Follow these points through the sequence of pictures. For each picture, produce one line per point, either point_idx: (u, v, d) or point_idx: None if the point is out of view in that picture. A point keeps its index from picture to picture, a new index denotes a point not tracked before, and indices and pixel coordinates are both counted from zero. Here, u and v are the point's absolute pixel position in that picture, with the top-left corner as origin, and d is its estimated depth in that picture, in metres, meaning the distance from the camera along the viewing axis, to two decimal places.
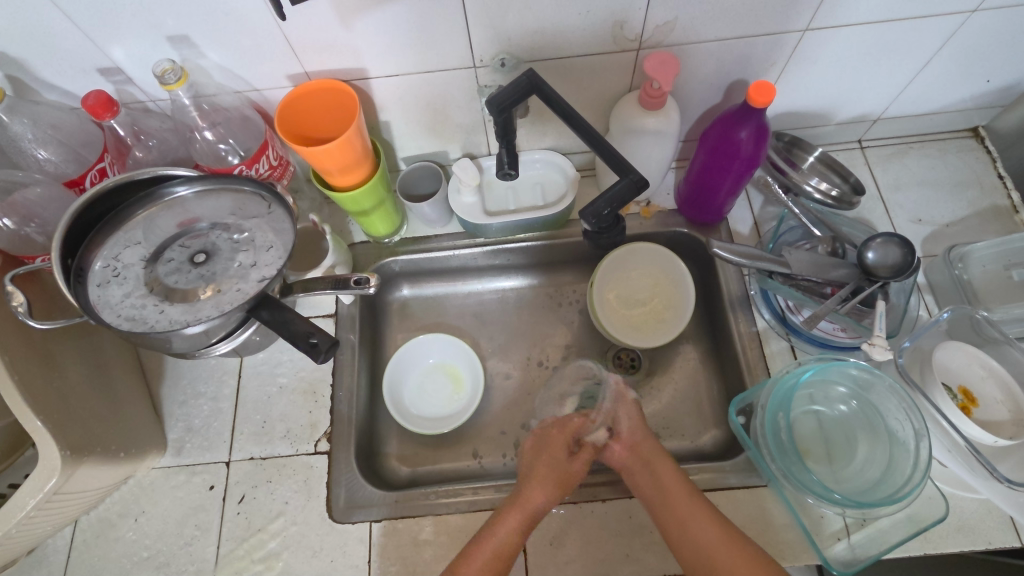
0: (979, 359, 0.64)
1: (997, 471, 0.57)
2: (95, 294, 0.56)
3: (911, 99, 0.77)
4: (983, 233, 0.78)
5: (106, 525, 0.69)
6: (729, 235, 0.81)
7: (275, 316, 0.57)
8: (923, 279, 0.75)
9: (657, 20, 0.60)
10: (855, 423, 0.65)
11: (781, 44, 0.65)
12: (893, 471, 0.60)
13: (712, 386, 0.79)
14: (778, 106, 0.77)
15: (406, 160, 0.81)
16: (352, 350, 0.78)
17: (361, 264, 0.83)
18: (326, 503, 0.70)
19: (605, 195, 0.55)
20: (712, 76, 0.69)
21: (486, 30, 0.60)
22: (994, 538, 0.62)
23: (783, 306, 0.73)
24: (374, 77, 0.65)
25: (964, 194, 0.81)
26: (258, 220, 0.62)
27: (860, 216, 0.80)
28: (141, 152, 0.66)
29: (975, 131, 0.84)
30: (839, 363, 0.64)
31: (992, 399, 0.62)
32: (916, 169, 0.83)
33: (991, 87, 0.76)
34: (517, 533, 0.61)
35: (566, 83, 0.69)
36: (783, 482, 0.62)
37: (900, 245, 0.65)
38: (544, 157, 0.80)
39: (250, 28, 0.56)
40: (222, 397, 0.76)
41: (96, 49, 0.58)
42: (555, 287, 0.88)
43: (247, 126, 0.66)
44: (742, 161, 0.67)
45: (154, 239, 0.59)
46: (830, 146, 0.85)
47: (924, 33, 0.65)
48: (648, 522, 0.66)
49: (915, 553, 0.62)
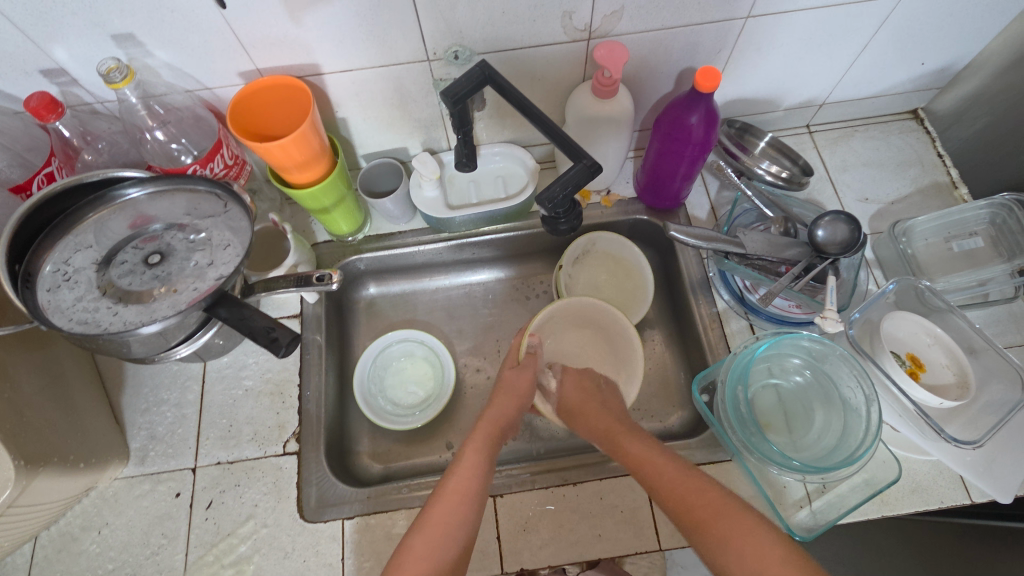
0: (925, 326, 0.66)
1: (945, 431, 0.59)
2: (45, 298, 0.54)
3: (852, 84, 0.81)
4: (925, 209, 0.82)
5: (68, 539, 0.68)
6: (688, 219, 0.83)
7: (233, 313, 0.56)
8: (871, 255, 0.79)
9: (604, 10, 0.61)
10: (811, 393, 0.68)
11: (725, 32, 0.67)
12: (848, 436, 0.62)
13: (677, 367, 0.81)
14: (728, 93, 0.79)
15: (366, 157, 0.82)
16: (319, 349, 0.78)
17: (325, 263, 0.83)
18: (297, 504, 0.69)
19: (559, 180, 0.56)
20: (662, 65, 0.71)
21: (437, 23, 0.60)
22: (946, 497, 0.65)
23: (741, 286, 0.75)
24: (328, 72, 0.65)
25: (907, 172, 0.84)
26: (215, 219, 0.61)
27: (810, 197, 0.83)
28: (91, 155, 0.66)
29: (915, 113, 0.89)
30: (792, 336, 0.67)
31: (937, 364, 0.65)
32: (861, 150, 0.86)
33: (926, 70, 0.79)
34: (480, 458, 0.61)
35: (521, 74, 0.70)
36: (745, 454, 0.64)
37: (848, 223, 0.68)
38: (504, 150, 0.80)
39: (198, 25, 0.56)
40: (186, 403, 0.75)
41: (39, 51, 0.56)
42: (522, 278, 0.89)
43: (200, 126, 0.66)
44: (695, 146, 0.69)
45: (106, 242, 0.58)
46: (780, 131, 0.89)
47: (860, 18, 0.68)
48: (620, 503, 0.68)
49: (873, 516, 0.64)
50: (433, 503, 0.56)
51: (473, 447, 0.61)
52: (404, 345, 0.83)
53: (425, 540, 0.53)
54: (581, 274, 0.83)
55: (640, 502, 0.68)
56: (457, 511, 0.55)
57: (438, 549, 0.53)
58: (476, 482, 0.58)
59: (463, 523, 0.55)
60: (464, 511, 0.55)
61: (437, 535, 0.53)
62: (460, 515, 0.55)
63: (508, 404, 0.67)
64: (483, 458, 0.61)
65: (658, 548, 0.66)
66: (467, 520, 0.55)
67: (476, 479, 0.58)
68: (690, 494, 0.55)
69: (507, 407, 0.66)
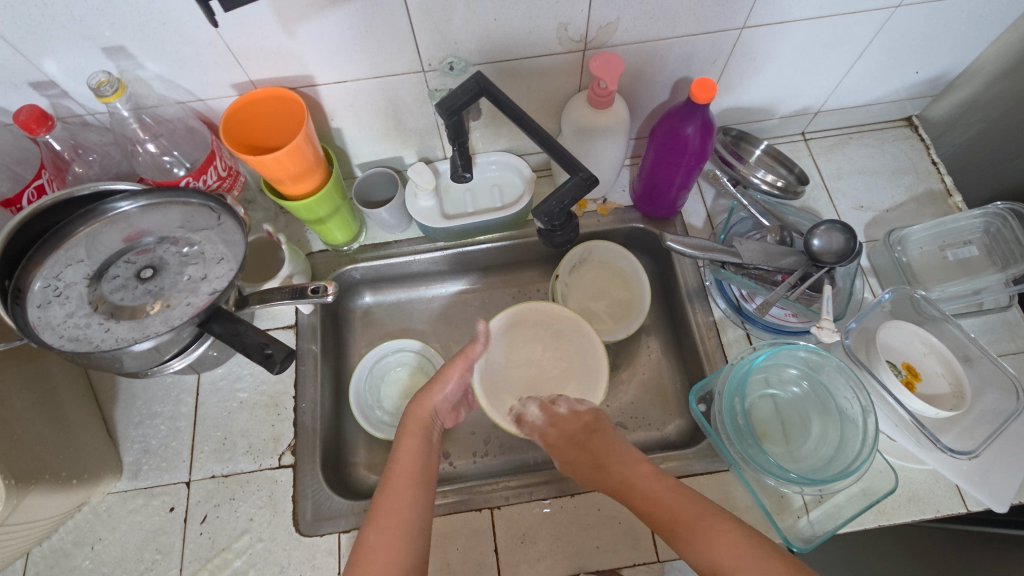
0: (920, 336, 0.67)
1: (941, 442, 0.59)
2: (36, 315, 0.54)
3: (847, 92, 0.81)
4: (920, 217, 0.82)
5: (60, 555, 0.67)
6: (684, 228, 0.83)
7: (227, 328, 0.56)
8: (867, 263, 0.79)
9: (600, 21, 0.61)
10: (808, 403, 0.68)
11: (721, 42, 0.67)
12: (845, 447, 0.62)
13: (674, 376, 0.81)
14: (724, 102, 0.79)
15: (361, 166, 0.81)
16: (314, 360, 0.77)
17: (320, 273, 0.82)
18: (293, 517, 0.69)
19: (555, 194, 0.56)
20: (658, 74, 0.71)
21: (432, 34, 0.60)
22: (942, 506, 0.65)
23: (738, 295, 0.75)
24: (322, 83, 0.64)
25: (902, 179, 0.85)
26: (208, 233, 0.61)
27: (805, 206, 0.83)
28: (82, 168, 0.65)
29: (909, 120, 0.89)
30: (789, 346, 0.67)
31: (933, 373, 0.65)
32: (856, 158, 0.87)
33: (921, 78, 0.80)
34: (419, 447, 0.61)
35: (516, 85, 0.70)
36: (742, 466, 0.64)
37: (844, 231, 0.67)
38: (500, 159, 0.80)
39: (190, 38, 0.56)
40: (179, 415, 0.74)
41: (28, 64, 0.56)
42: (518, 287, 0.89)
43: (193, 137, 0.65)
44: (691, 156, 0.69)
45: (97, 257, 0.58)
46: (775, 139, 0.89)
47: (854, 28, 0.68)
48: (618, 514, 0.67)
49: (870, 525, 0.64)
50: (383, 488, 0.56)
51: (411, 433, 0.62)
52: (400, 355, 0.83)
53: (378, 536, 0.52)
54: (578, 282, 0.83)
55: (638, 513, 0.67)
56: (406, 501, 0.55)
57: (394, 540, 0.52)
58: (421, 463, 0.59)
59: (413, 508, 0.55)
60: (414, 500, 0.56)
61: (389, 529, 0.53)
62: (416, 496, 0.56)
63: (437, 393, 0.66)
64: (419, 443, 0.62)
65: (656, 560, 0.65)
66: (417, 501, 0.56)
67: (420, 463, 0.59)
68: (675, 502, 0.53)
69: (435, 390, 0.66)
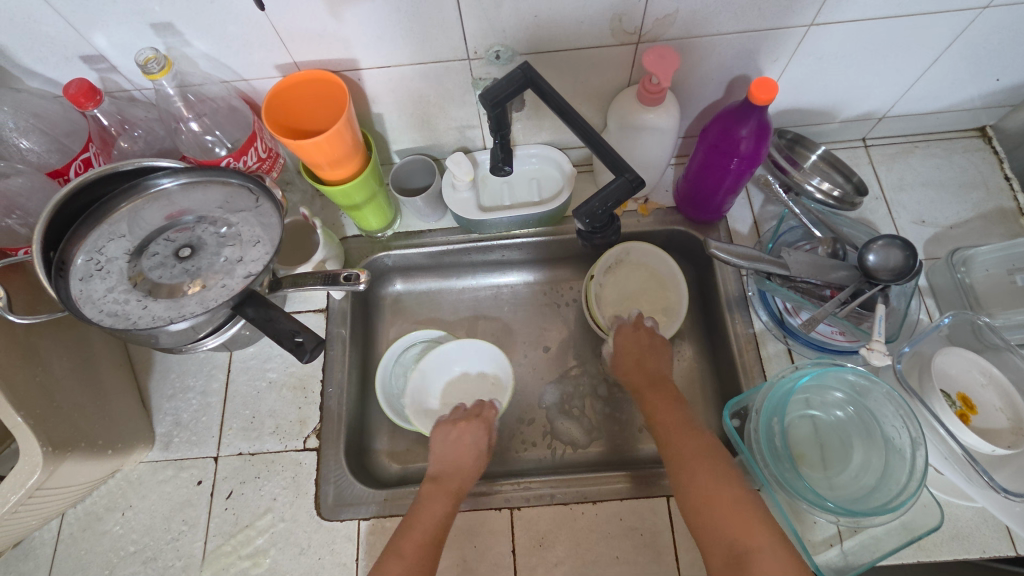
0: (979, 364, 0.62)
1: (994, 481, 0.55)
2: (78, 288, 0.54)
3: (918, 98, 0.75)
4: (987, 236, 0.76)
5: (93, 519, 0.69)
6: (728, 233, 0.80)
7: (260, 312, 0.56)
8: (924, 282, 0.74)
9: (657, 13, 0.58)
10: (851, 428, 0.64)
11: (784, 39, 0.63)
12: (888, 478, 0.59)
13: (708, 387, 0.78)
14: (781, 103, 0.75)
15: (400, 153, 0.80)
16: (343, 344, 0.77)
17: (352, 258, 0.82)
18: (315, 500, 0.69)
19: (598, 194, 0.54)
20: (713, 71, 0.67)
21: (480, 21, 0.58)
22: (989, 547, 0.61)
23: (781, 308, 0.72)
24: (365, 68, 0.63)
25: (969, 195, 0.79)
26: (246, 214, 0.61)
27: (861, 217, 0.78)
28: (127, 143, 0.65)
29: (982, 130, 0.83)
30: (836, 368, 0.63)
31: (991, 406, 0.61)
32: (920, 169, 0.81)
33: (1000, 86, 0.74)
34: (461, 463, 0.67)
35: (563, 76, 0.67)
36: (776, 488, 0.61)
37: (903, 248, 0.63)
38: (541, 152, 0.78)
39: (235, 17, 0.55)
40: (211, 391, 0.75)
41: (79, 37, 0.56)
42: (552, 284, 0.87)
43: (235, 117, 0.65)
44: (742, 159, 0.66)
45: (138, 233, 0.58)
46: (832, 144, 0.84)
47: (933, 30, 0.63)
48: (640, 525, 0.66)
49: (908, 561, 0.61)
50: (396, 554, 0.58)
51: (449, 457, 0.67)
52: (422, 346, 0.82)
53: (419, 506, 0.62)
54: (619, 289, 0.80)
55: (661, 526, 0.66)
56: (417, 533, 0.59)
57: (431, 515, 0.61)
58: (429, 537, 0.59)
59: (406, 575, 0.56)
60: (412, 566, 0.57)
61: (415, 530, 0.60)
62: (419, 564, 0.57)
63: (468, 455, 0.67)
64: (439, 512, 0.62)
65: None
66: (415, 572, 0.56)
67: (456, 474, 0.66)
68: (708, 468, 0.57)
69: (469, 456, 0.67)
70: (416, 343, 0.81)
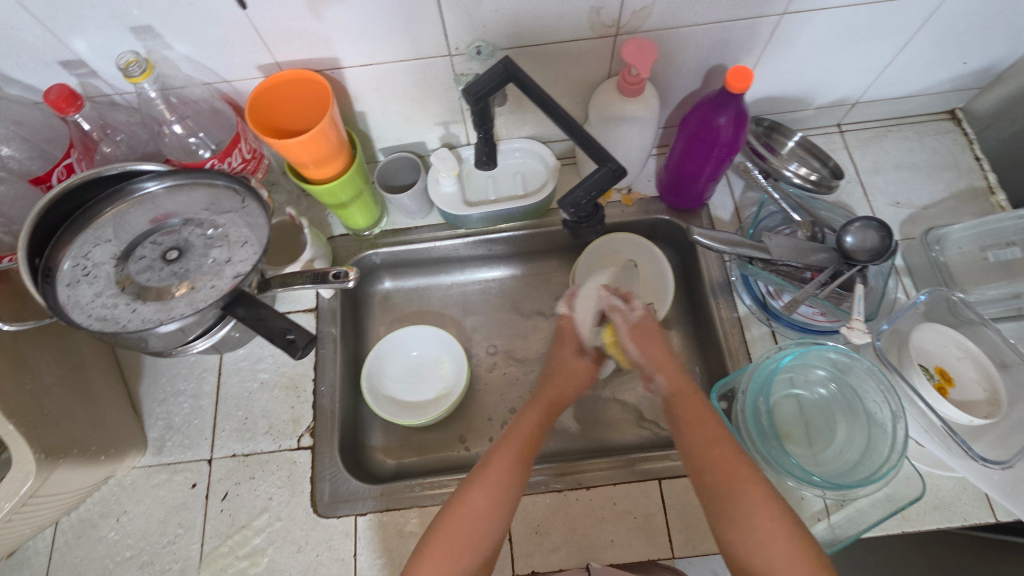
0: (955, 340, 0.64)
1: (972, 450, 0.57)
2: (65, 294, 0.54)
3: (889, 83, 0.77)
4: (959, 216, 0.79)
5: (87, 526, 0.69)
6: (710, 221, 0.81)
7: (250, 312, 0.56)
8: (901, 262, 0.76)
9: (633, 6, 0.59)
10: (835, 405, 0.66)
11: (758, 29, 0.64)
12: (871, 452, 0.61)
13: (695, 371, 0.79)
14: (757, 91, 0.76)
15: (384, 151, 0.80)
16: (333, 343, 0.78)
17: (341, 257, 0.83)
18: (311, 498, 0.69)
19: (582, 184, 0.55)
20: (691, 62, 0.69)
21: (460, 17, 0.59)
22: (969, 515, 0.63)
23: (764, 291, 0.73)
24: (347, 66, 0.63)
25: (942, 175, 0.81)
26: (232, 215, 0.61)
27: (838, 200, 0.80)
28: (109, 148, 0.64)
29: (952, 113, 0.85)
30: (817, 346, 0.65)
31: (967, 379, 0.63)
32: (893, 152, 0.83)
33: (968, 70, 0.76)
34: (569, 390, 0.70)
35: (544, 70, 0.68)
36: (763, 466, 0.63)
37: (879, 229, 0.65)
38: (524, 146, 0.79)
39: (216, 19, 0.55)
40: (202, 394, 0.75)
41: (58, 42, 0.56)
42: (539, 276, 0.88)
43: (218, 119, 0.66)
44: (722, 148, 0.67)
45: (124, 237, 0.58)
46: (808, 130, 0.86)
47: (901, 16, 0.65)
48: (634, 509, 0.67)
49: (894, 531, 0.63)
50: (483, 466, 0.60)
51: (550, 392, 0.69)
52: (394, 346, 0.81)
53: (513, 431, 0.64)
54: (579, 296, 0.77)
55: (654, 508, 0.67)
56: (509, 452, 0.61)
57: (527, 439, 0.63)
58: (522, 449, 0.62)
59: (489, 493, 0.58)
60: (501, 480, 0.58)
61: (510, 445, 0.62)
62: (503, 484, 0.58)
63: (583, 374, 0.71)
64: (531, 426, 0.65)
65: (671, 556, 0.65)
66: (496, 492, 0.58)
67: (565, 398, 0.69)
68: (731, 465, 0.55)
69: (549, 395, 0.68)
70: (384, 347, 0.80)
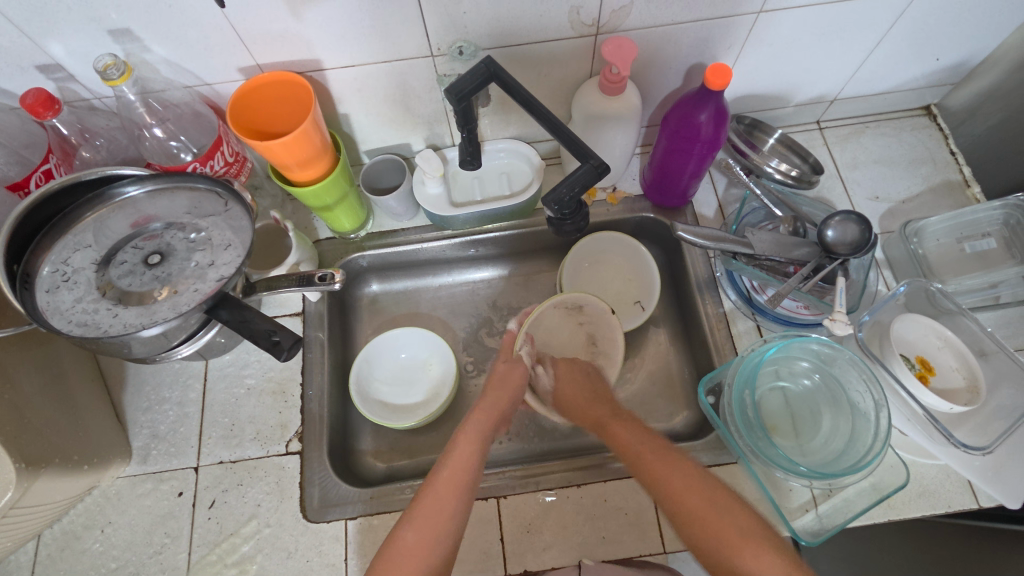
0: (936, 330, 0.65)
1: (954, 437, 0.58)
2: (44, 300, 0.54)
3: (865, 79, 0.79)
4: (936, 209, 0.80)
5: (71, 538, 0.67)
6: (695, 218, 0.82)
7: (234, 314, 0.56)
8: (881, 254, 0.78)
9: (612, 5, 0.60)
10: (819, 396, 0.67)
11: (735, 27, 0.66)
12: (855, 441, 0.62)
13: (683, 367, 0.80)
14: (737, 89, 0.78)
15: (369, 153, 0.80)
16: (321, 347, 0.77)
17: (327, 261, 0.82)
18: (300, 503, 0.69)
19: (565, 181, 0.55)
20: (671, 60, 0.70)
21: (441, 18, 0.59)
22: (953, 501, 0.64)
23: (749, 286, 0.74)
24: (329, 68, 0.63)
25: (919, 169, 0.83)
26: (215, 219, 0.60)
27: (819, 196, 0.82)
28: (89, 152, 0.64)
29: (928, 109, 0.87)
30: (800, 339, 0.66)
31: (947, 367, 0.64)
32: (872, 148, 0.85)
33: (941, 66, 0.77)
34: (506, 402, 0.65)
35: (526, 71, 0.69)
36: (751, 458, 0.63)
37: (858, 222, 0.66)
38: (509, 146, 0.79)
39: (196, 21, 0.55)
40: (188, 401, 0.74)
41: (34, 46, 0.55)
42: (526, 276, 0.88)
43: (199, 122, 0.65)
44: (703, 144, 0.68)
45: (105, 242, 0.57)
46: (788, 128, 0.87)
47: (874, 13, 0.66)
48: (625, 505, 0.67)
49: (880, 520, 0.63)
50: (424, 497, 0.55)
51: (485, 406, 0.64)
52: (388, 347, 0.81)
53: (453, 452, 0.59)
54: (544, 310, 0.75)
55: (644, 504, 0.67)
56: (448, 478, 0.56)
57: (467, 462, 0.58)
58: (464, 476, 0.57)
59: (433, 531, 0.53)
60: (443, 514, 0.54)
61: (449, 471, 0.57)
62: (446, 516, 0.54)
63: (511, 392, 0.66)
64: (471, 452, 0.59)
65: (662, 551, 0.65)
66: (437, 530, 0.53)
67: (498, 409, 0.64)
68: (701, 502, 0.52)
69: (487, 415, 0.63)
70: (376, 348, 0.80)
